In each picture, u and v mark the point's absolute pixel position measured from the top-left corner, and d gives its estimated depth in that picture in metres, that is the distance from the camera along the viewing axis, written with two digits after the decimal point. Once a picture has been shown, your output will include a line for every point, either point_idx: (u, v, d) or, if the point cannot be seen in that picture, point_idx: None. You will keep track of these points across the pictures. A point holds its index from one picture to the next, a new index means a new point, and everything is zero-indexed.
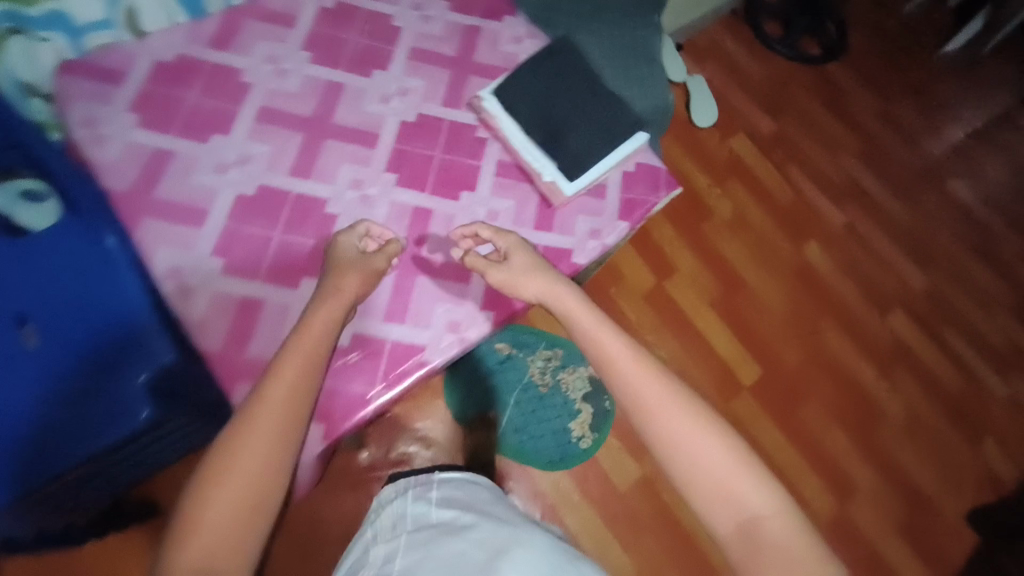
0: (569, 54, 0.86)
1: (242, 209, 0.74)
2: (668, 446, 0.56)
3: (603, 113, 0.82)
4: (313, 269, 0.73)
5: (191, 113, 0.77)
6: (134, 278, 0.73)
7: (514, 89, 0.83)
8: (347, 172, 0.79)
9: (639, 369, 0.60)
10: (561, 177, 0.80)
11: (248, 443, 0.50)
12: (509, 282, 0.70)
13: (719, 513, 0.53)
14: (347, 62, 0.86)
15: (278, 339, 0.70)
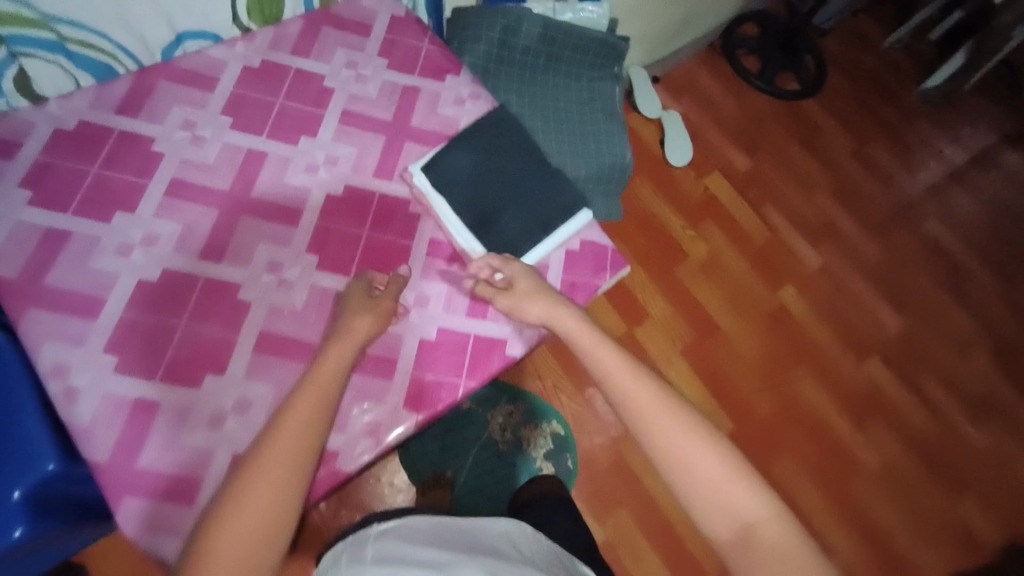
0: (510, 126, 0.82)
1: (140, 298, 0.67)
2: (663, 456, 0.61)
3: (541, 195, 0.78)
4: (219, 365, 0.66)
5: (94, 187, 0.70)
6: (19, 374, 0.68)
7: (447, 163, 0.78)
8: (265, 254, 0.73)
9: (641, 387, 0.65)
10: (494, 262, 0.76)
11: (266, 470, 0.55)
12: (521, 307, 0.72)
13: (714, 518, 0.58)
14: (272, 128, 0.80)
15: (173, 449, 0.62)
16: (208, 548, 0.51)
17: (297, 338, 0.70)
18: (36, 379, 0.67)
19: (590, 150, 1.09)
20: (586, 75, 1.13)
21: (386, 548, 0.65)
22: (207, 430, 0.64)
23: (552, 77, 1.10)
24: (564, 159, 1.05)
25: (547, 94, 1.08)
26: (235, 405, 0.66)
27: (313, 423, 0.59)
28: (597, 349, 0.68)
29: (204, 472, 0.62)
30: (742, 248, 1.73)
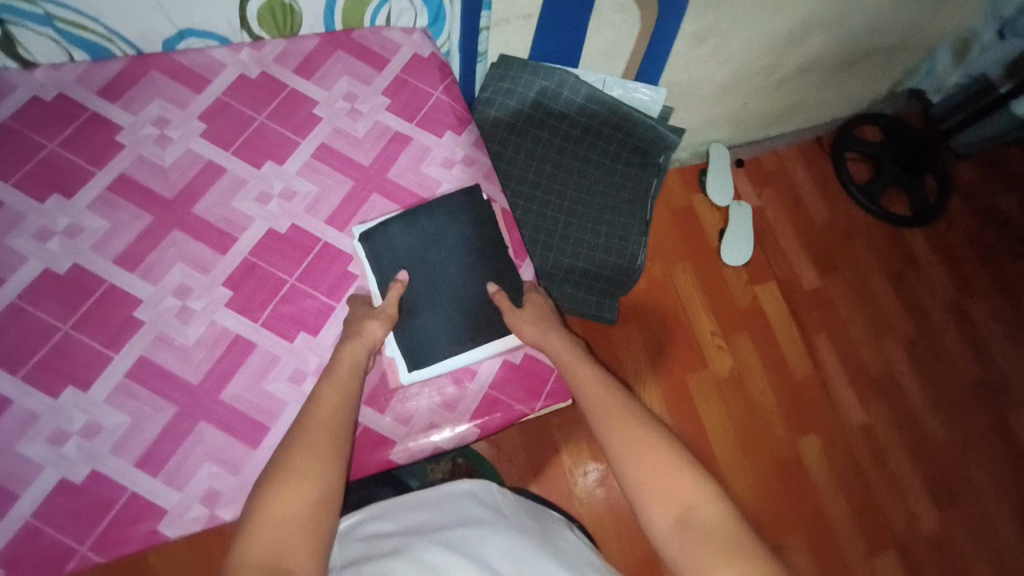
0: (473, 215, 0.75)
1: (41, 288, 0.66)
2: (616, 452, 0.62)
3: (475, 302, 0.72)
4: (85, 381, 0.64)
5: (43, 163, 0.70)
6: None
7: (390, 240, 0.73)
8: (177, 276, 0.69)
9: (601, 389, 0.67)
10: (401, 360, 0.71)
11: (314, 432, 0.59)
12: (520, 326, 0.71)
13: (657, 510, 0.59)
14: (241, 145, 0.76)
15: (3, 452, 0.60)
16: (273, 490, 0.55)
17: (176, 377, 0.66)
18: None
19: (595, 245, 1.00)
20: (620, 160, 1.01)
21: (355, 552, 0.64)
22: (46, 446, 0.61)
23: (576, 159, 0.98)
24: (558, 257, 0.98)
25: (561, 181, 0.97)
26: (83, 427, 0.62)
27: (342, 407, 0.62)
28: (572, 362, 0.69)
29: (25, 488, 0.60)
30: (771, 375, 1.47)
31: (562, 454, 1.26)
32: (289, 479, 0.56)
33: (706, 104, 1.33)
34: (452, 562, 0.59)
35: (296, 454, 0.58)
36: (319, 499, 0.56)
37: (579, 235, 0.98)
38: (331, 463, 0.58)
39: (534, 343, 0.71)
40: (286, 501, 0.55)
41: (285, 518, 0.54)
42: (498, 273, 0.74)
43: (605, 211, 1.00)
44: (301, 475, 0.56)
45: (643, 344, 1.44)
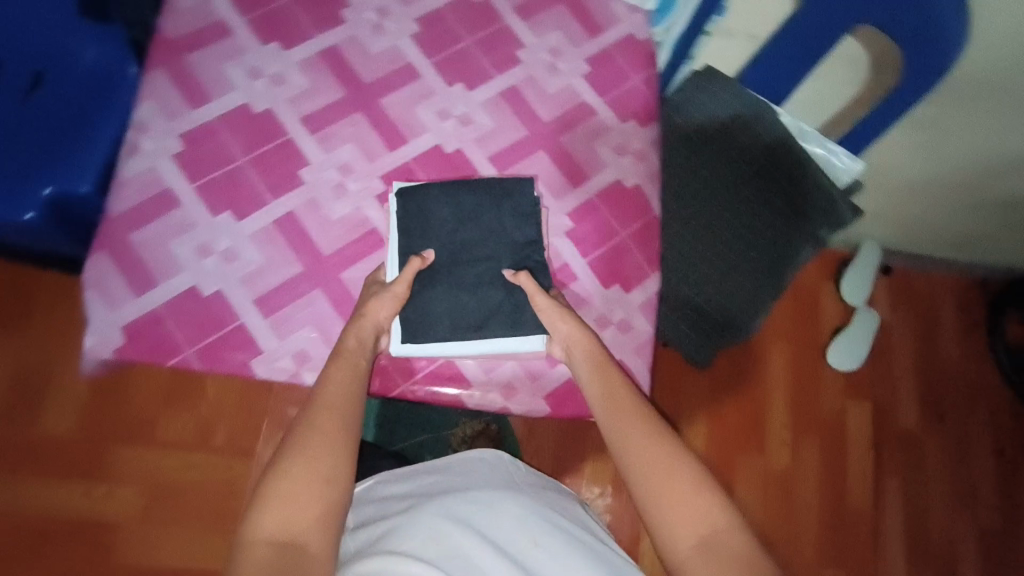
0: (516, 203, 0.73)
1: (236, 118, 0.72)
2: (637, 477, 0.62)
3: (491, 293, 0.70)
4: (242, 212, 0.69)
5: (276, 11, 0.76)
6: (120, 102, 0.73)
7: (424, 206, 0.71)
8: (346, 153, 0.73)
9: (628, 411, 0.65)
10: (398, 331, 0.70)
11: (322, 419, 0.61)
12: (550, 324, 0.70)
13: (682, 533, 0.58)
14: (443, 59, 0.78)
15: (160, 244, 0.67)
16: (279, 475, 0.58)
17: (311, 241, 0.70)
18: (128, 106, 0.72)
19: (719, 295, 0.93)
20: (779, 220, 0.92)
21: (372, 513, 0.72)
22: (193, 252, 0.68)
23: (729, 202, 0.92)
24: (679, 284, 0.95)
25: (712, 216, 0.93)
26: (225, 250, 0.68)
27: (349, 391, 0.64)
28: (607, 378, 0.67)
29: (164, 280, 0.67)
30: (825, 492, 1.37)
31: (584, 466, 1.24)
32: (297, 466, 0.58)
33: (896, 197, 1.19)
34: (464, 535, 0.65)
35: (308, 438, 0.60)
36: (322, 486, 0.58)
37: (710, 274, 0.93)
38: (335, 453, 0.60)
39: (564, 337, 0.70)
40: (291, 487, 0.57)
41: (289, 503, 0.56)
42: (528, 264, 0.72)
43: (745, 262, 0.93)
44: (316, 461, 0.58)
45: (709, 403, 1.37)
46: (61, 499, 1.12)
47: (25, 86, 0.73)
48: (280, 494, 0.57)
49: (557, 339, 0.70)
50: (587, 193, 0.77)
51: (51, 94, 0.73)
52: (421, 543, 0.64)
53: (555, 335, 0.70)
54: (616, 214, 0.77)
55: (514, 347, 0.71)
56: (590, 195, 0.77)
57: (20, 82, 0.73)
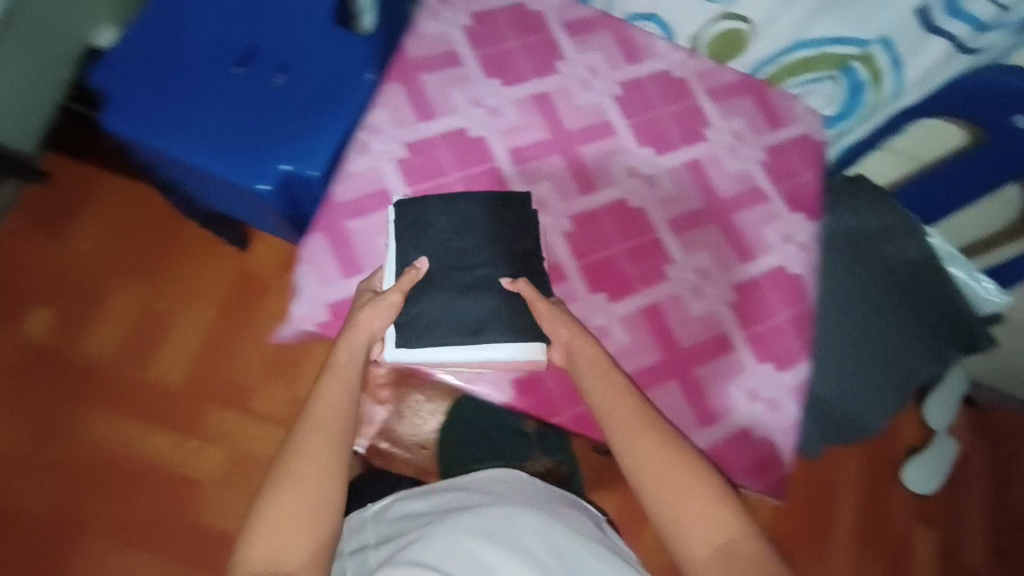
0: (509, 214, 0.75)
1: (454, 138, 0.79)
2: (654, 494, 0.62)
3: (486, 299, 0.71)
4: None
5: (504, 53, 0.84)
6: (352, 99, 0.81)
7: (422, 218, 0.73)
8: (542, 189, 0.80)
9: (645, 430, 0.65)
10: (393, 337, 0.70)
11: (312, 436, 0.62)
12: (550, 329, 0.70)
13: (699, 546, 0.59)
14: (638, 123, 0.85)
15: (371, 237, 0.74)
16: (270, 498, 0.59)
17: None
18: (360, 108, 0.81)
19: (853, 404, 0.94)
20: (917, 341, 0.94)
21: (393, 531, 0.67)
22: None
23: (872, 316, 0.93)
24: (817, 386, 0.93)
25: (861, 323, 0.93)
26: None
27: (340, 403, 0.64)
28: (621, 401, 0.66)
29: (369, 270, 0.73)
30: None
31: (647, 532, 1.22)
32: (288, 486, 0.59)
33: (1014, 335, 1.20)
34: (488, 547, 0.59)
35: (296, 458, 0.60)
36: (314, 502, 0.59)
37: (847, 379, 0.93)
38: (324, 469, 0.60)
39: (564, 343, 0.70)
40: (281, 508, 0.58)
41: (281, 522, 0.57)
42: (526, 273, 0.73)
43: (878, 373, 0.94)
44: (307, 486, 0.59)
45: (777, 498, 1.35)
46: (151, 445, 1.19)
47: (272, 72, 0.82)
48: (271, 516, 0.58)
49: (555, 344, 0.70)
50: (751, 271, 0.81)
51: (295, 84, 0.82)
52: (443, 554, 0.57)
53: (554, 341, 0.70)
54: (776, 299, 0.80)
55: (510, 357, 0.70)
56: (755, 273, 0.81)
57: (267, 67, 0.82)
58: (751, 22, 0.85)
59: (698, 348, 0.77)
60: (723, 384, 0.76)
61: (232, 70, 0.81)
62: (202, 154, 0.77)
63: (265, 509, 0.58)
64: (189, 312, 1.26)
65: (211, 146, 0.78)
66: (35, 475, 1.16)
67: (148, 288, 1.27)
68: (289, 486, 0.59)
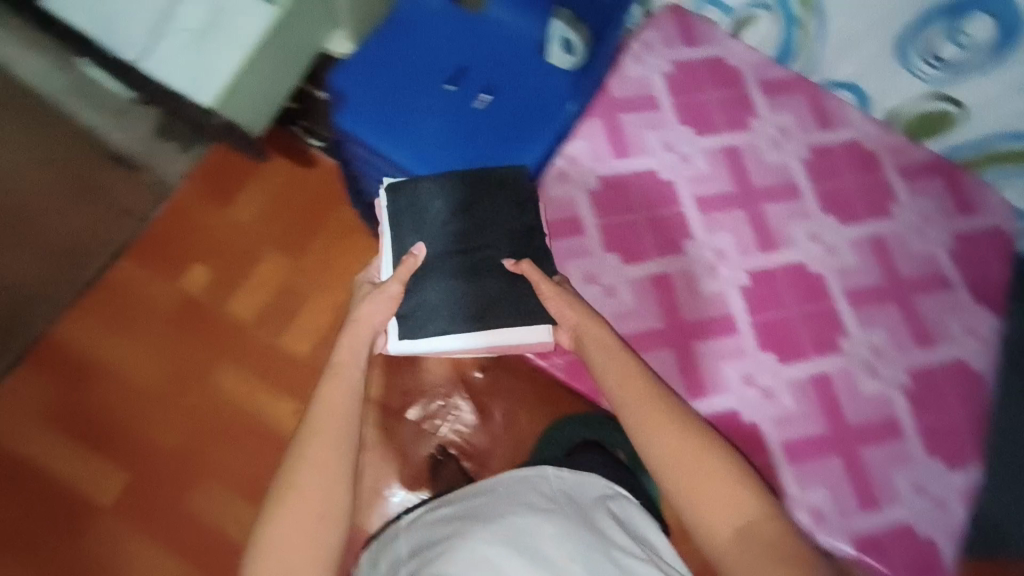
0: (507, 194, 0.79)
1: (645, 179, 0.82)
2: (673, 483, 0.62)
3: (491, 282, 0.76)
4: (630, 258, 0.78)
5: (700, 103, 0.86)
6: (550, 126, 0.85)
7: (419, 202, 0.79)
8: (723, 240, 0.80)
9: (666, 422, 0.65)
10: (395, 330, 0.76)
11: (312, 446, 0.64)
12: (557, 312, 0.73)
13: (718, 528, 0.60)
14: (824, 189, 0.84)
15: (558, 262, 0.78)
16: (271, 516, 0.61)
17: (678, 306, 0.77)
18: (559, 137, 0.86)
19: None
20: None
21: (421, 539, 0.66)
22: (582, 278, 0.78)
23: None
24: None
25: None
26: (607, 285, 0.78)
27: (340, 409, 0.66)
28: (642, 397, 0.66)
29: None
30: None
31: None
32: (292, 499, 0.61)
33: None
34: (507, 556, 0.58)
35: (303, 456, 0.63)
36: (320, 509, 0.61)
37: None
38: (327, 475, 0.62)
39: (573, 326, 0.73)
40: (283, 523, 0.60)
41: (286, 533, 0.60)
42: (528, 254, 0.77)
43: None
44: (315, 489, 0.62)
45: None
46: (244, 392, 1.28)
47: (480, 91, 0.88)
48: (273, 531, 0.60)
49: (566, 326, 0.74)
50: (929, 357, 0.79)
51: (499, 106, 0.87)
52: (465, 567, 0.57)
53: (563, 323, 0.74)
54: (955, 394, 0.78)
55: (512, 339, 0.76)
56: (931, 360, 0.79)
57: (476, 87, 0.89)
58: (964, 107, 0.82)
59: (863, 428, 0.76)
60: (889, 471, 0.75)
61: (443, 86, 0.88)
62: (412, 161, 0.84)
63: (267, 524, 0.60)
64: (322, 293, 1.34)
65: (420, 154, 0.84)
66: (173, 413, 1.26)
67: (287, 263, 1.35)
68: (297, 496, 0.61)
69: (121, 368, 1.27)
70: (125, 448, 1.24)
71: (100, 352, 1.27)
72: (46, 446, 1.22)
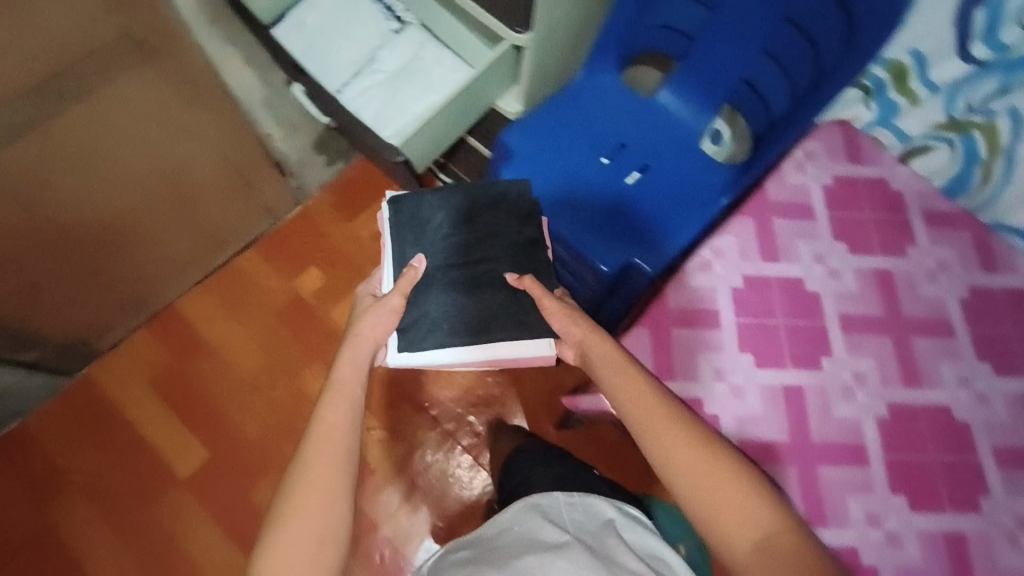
0: (510, 208, 0.82)
1: (789, 285, 0.80)
2: (684, 490, 0.60)
3: (493, 295, 0.78)
4: (764, 363, 0.76)
5: (856, 221, 0.84)
6: (698, 215, 0.88)
7: (421, 215, 0.82)
8: (863, 365, 0.77)
9: (674, 430, 0.63)
10: (394, 343, 0.78)
11: (311, 461, 0.62)
12: (563, 328, 0.74)
13: (736, 538, 0.58)
14: (979, 333, 0.80)
15: (690, 352, 0.77)
16: (273, 538, 0.59)
17: (807, 425, 0.75)
18: (706, 228, 0.88)
19: None
20: None
21: None
22: (711, 373, 0.76)
23: None
24: None
25: None
26: (735, 385, 0.76)
27: (345, 424, 0.65)
28: (651, 401, 0.65)
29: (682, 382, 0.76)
30: None
31: None
32: (293, 519, 0.59)
33: None
34: None
35: (300, 475, 0.61)
36: (323, 523, 0.60)
37: None
38: (329, 490, 0.61)
39: (578, 342, 0.73)
40: (285, 542, 0.59)
41: (289, 552, 0.58)
42: (531, 269, 0.80)
43: None
44: (311, 496, 0.60)
45: None
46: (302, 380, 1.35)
47: (635, 169, 0.91)
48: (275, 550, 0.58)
49: (570, 341, 0.75)
50: None
51: (651, 186, 0.90)
52: None
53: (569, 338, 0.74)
54: None
55: (510, 352, 0.78)
56: None
57: (631, 164, 0.92)
58: None
59: None
60: None
61: (600, 160, 0.91)
62: (561, 223, 0.87)
63: (269, 543, 0.59)
64: None
65: (569, 219, 0.87)
66: (259, 403, 1.33)
67: None
68: (297, 513, 0.60)
69: (223, 351, 1.36)
70: (209, 426, 1.31)
71: (213, 333, 1.37)
72: (146, 409, 1.32)
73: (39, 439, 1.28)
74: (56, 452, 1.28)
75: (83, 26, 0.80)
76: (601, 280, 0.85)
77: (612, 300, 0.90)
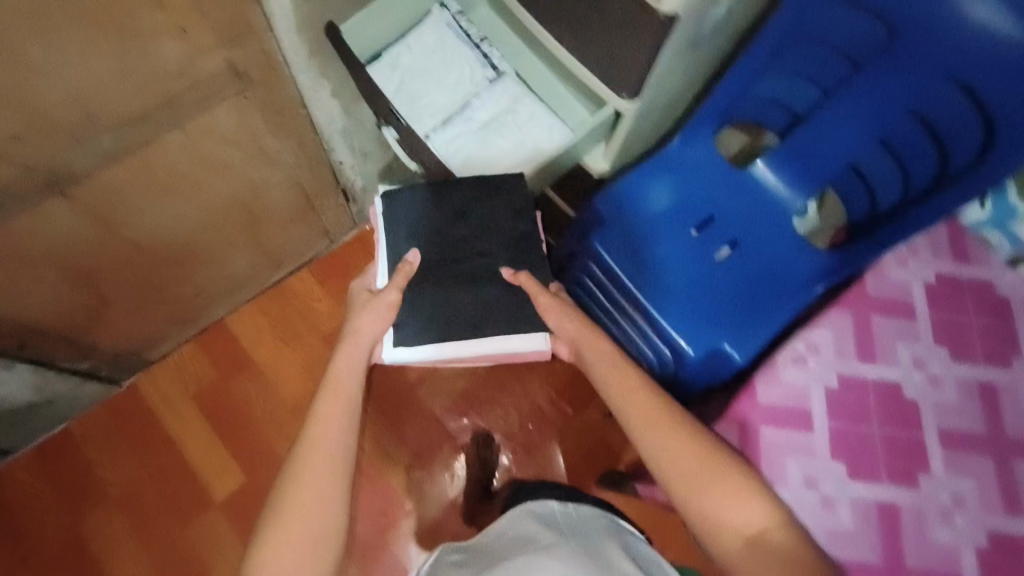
0: (502, 203, 0.88)
1: (887, 389, 0.76)
2: (673, 481, 0.67)
3: (489, 287, 0.85)
4: (859, 473, 0.73)
5: (960, 326, 0.80)
6: (792, 298, 0.84)
7: (417, 212, 0.88)
8: (963, 486, 0.73)
9: (662, 423, 0.70)
10: (388, 338, 0.83)
11: (308, 452, 0.69)
12: (558, 324, 0.82)
13: (724, 534, 0.64)
14: None
15: (780, 453, 0.73)
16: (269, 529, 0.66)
17: (901, 545, 0.71)
18: (796, 313, 0.84)
19: None
20: None
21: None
22: (801, 478, 0.72)
23: None
24: None
25: None
26: (827, 494, 0.72)
27: (339, 419, 0.73)
28: (638, 395, 0.72)
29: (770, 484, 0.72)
30: None
31: None
32: (291, 511, 0.66)
33: None
34: None
35: (298, 465, 0.69)
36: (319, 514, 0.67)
37: None
38: (325, 484, 0.68)
39: (571, 339, 0.81)
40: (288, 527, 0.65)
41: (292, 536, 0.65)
42: (525, 264, 0.86)
43: None
44: (314, 473, 0.68)
45: None
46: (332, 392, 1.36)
47: (724, 244, 0.89)
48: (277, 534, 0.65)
49: (563, 338, 0.82)
50: None
51: (741, 264, 0.87)
52: None
53: (563, 334, 0.82)
54: None
55: (505, 343, 0.83)
56: None
57: (721, 239, 0.89)
58: None
59: None
60: None
61: (689, 231, 0.89)
62: (648, 296, 0.87)
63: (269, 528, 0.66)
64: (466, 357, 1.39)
65: (656, 293, 0.87)
66: (298, 424, 1.31)
67: None
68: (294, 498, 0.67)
69: (268, 368, 1.35)
70: (247, 445, 1.30)
71: (260, 350, 1.36)
72: (188, 422, 1.31)
73: (82, 442, 1.27)
74: (98, 459, 1.27)
75: (194, 59, 0.80)
76: (685, 360, 0.84)
77: (686, 377, 0.85)
